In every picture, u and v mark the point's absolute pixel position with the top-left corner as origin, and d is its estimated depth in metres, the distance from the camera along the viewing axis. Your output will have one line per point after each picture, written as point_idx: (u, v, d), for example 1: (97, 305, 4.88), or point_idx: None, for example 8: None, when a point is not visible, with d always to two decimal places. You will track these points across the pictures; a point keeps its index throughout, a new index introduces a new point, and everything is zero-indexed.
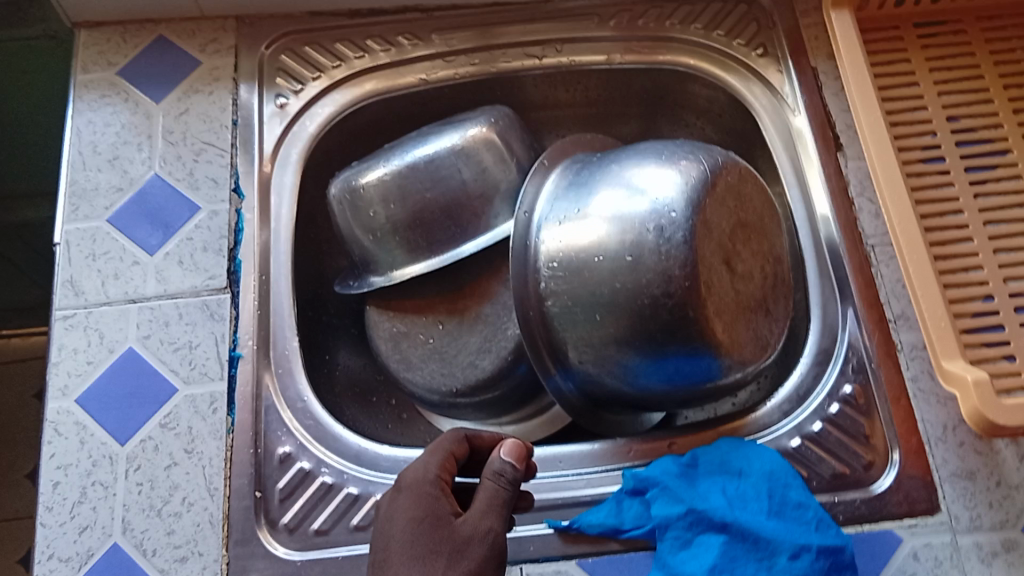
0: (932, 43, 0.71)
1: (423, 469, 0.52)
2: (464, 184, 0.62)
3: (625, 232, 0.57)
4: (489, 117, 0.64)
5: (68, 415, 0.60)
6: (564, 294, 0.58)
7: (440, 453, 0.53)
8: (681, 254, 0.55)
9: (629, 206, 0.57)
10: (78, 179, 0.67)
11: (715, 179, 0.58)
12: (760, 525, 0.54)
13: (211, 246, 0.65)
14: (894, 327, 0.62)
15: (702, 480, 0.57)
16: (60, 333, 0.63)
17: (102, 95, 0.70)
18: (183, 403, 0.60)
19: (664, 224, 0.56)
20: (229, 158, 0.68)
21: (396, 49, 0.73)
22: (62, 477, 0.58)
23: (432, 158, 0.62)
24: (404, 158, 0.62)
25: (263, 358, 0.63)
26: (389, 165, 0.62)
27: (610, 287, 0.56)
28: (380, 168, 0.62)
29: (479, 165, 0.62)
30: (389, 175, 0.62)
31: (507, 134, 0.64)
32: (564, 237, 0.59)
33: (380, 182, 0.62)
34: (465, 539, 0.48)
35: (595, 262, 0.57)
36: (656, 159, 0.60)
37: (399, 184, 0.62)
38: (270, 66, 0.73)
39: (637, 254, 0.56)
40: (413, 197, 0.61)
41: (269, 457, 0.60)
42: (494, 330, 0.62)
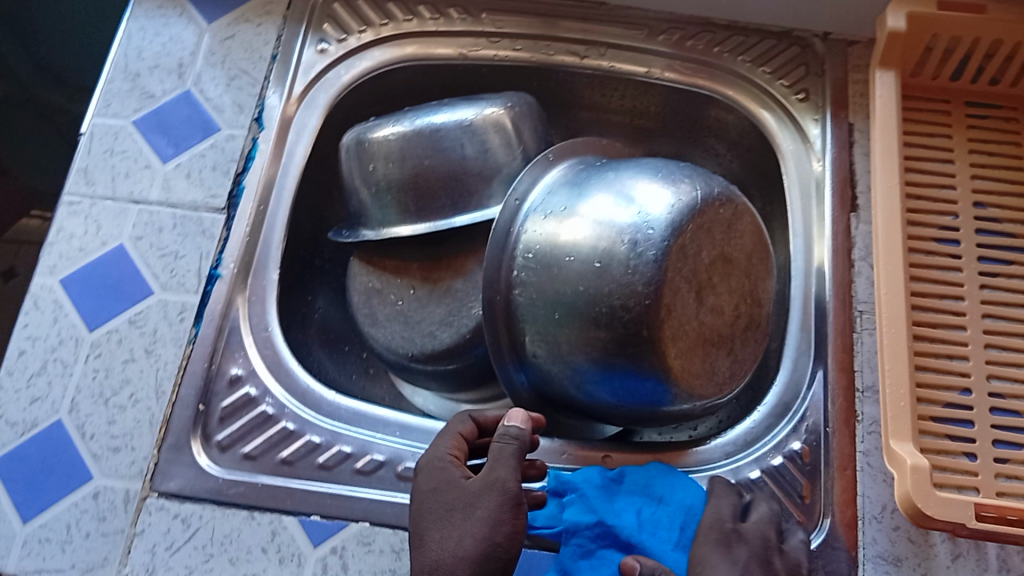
0: (979, 125, 0.69)
1: (434, 450, 0.55)
2: (464, 159, 0.63)
3: (601, 238, 0.57)
4: (508, 101, 0.65)
5: (49, 292, 0.63)
6: (532, 286, 0.58)
7: (449, 434, 0.57)
8: (648, 272, 0.54)
9: (612, 214, 0.57)
10: (117, 78, 0.71)
11: (706, 208, 0.58)
12: (663, 555, 0.54)
13: (219, 167, 0.68)
14: (859, 397, 0.61)
15: (620, 496, 0.57)
16: (63, 216, 0.66)
17: (161, 7, 0.74)
18: (155, 306, 0.63)
19: (639, 239, 0.55)
20: (260, 89, 0.71)
21: (445, 20, 0.74)
22: (28, 347, 0.61)
23: (440, 128, 0.63)
24: (415, 122, 0.63)
25: (240, 282, 0.65)
26: (400, 126, 0.64)
27: (573, 288, 0.56)
28: (391, 127, 0.64)
29: (484, 144, 0.63)
30: (396, 135, 0.63)
31: (520, 122, 0.65)
32: (545, 231, 0.59)
33: (387, 140, 0.63)
34: (476, 495, 0.52)
35: (565, 260, 0.57)
36: (654, 175, 0.60)
37: (403, 146, 0.63)
38: (322, 11, 0.75)
39: (604, 262, 0.56)
40: (413, 160, 0.62)
41: (220, 376, 0.62)
42: (459, 305, 0.63)
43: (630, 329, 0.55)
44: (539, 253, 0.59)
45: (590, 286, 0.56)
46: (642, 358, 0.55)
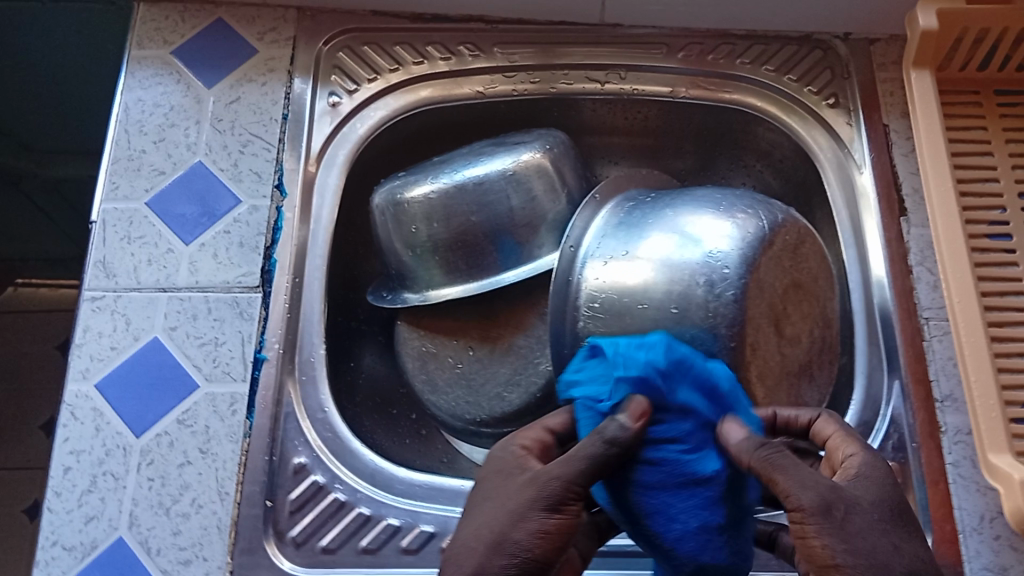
0: (1011, 113, 0.69)
1: (512, 439, 0.49)
2: (511, 211, 0.60)
3: (673, 282, 0.54)
4: (545, 144, 0.63)
5: (86, 399, 0.59)
6: (602, 336, 0.55)
7: (534, 428, 0.50)
8: (730, 313, 0.53)
9: (677, 253, 0.55)
10: (121, 157, 0.67)
11: (773, 238, 0.56)
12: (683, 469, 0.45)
13: (247, 242, 0.64)
14: (940, 408, 0.60)
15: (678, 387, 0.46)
16: (87, 315, 0.62)
17: (155, 74, 0.70)
18: (202, 401, 0.59)
19: (715, 279, 0.53)
20: (276, 153, 0.67)
21: (457, 59, 0.71)
22: (74, 463, 0.58)
23: (482, 180, 0.60)
24: (454, 178, 0.61)
25: (287, 363, 0.62)
26: (437, 182, 0.61)
27: (649, 337, 0.54)
28: (426, 185, 0.61)
29: (529, 193, 0.61)
30: (436, 193, 0.60)
31: (560, 162, 0.63)
32: (608, 277, 0.57)
33: (426, 199, 0.60)
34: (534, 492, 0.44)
35: (637, 308, 0.55)
36: (710, 207, 0.58)
37: (445, 203, 0.60)
38: (327, 62, 0.71)
39: (682, 309, 0.53)
40: (459, 218, 0.60)
41: (284, 466, 0.58)
42: (526, 363, 0.60)
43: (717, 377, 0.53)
44: (606, 301, 0.56)
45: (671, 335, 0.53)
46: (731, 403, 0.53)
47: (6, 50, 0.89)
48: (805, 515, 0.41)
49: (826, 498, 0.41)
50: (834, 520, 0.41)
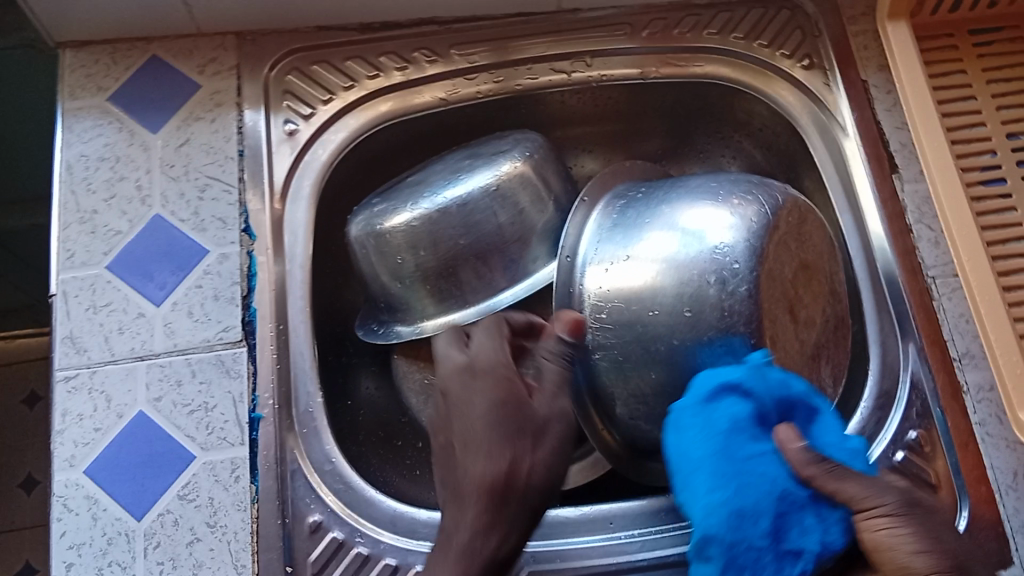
0: (986, 54, 0.67)
1: (495, 352, 0.50)
2: (499, 229, 0.60)
3: (681, 283, 0.52)
4: (523, 151, 0.63)
5: (76, 488, 0.56)
6: (615, 348, 0.54)
7: (497, 334, 0.52)
8: (745, 309, 0.51)
9: (673, 250, 0.53)
10: (72, 221, 0.62)
11: (777, 222, 0.53)
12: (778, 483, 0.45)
13: (222, 294, 0.60)
14: (959, 367, 0.59)
15: (821, 428, 0.48)
16: (63, 397, 0.58)
17: (95, 125, 0.65)
18: (202, 471, 0.56)
19: (730, 277, 0.51)
20: (237, 194, 0.63)
21: (413, 67, 0.67)
22: (76, 558, 0.54)
23: (465, 200, 0.60)
24: (435, 201, 0.60)
25: (285, 419, 0.58)
26: (416, 210, 0.60)
27: (666, 344, 0.52)
28: (407, 212, 0.60)
29: (516, 207, 0.61)
30: (417, 221, 0.60)
31: (542, 168, 0.63)
32: (612, 285, 0.55)
33: (409, 227, 0.60)
34: (546, 420, 0.48)
35: (649, 316, 0.53)
36: (705, 196, 0.55)
37: (430, 230, 0.59)
38: (277, 88, 0.67)
39: (699, 314, 0.51)
40: (446, 243, 0.60)
41: (299, 527, 0.56)
42: None
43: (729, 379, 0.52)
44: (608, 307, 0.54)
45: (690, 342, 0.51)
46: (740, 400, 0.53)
47: None
48: (889, 510, 0.42)
49: (908, 498, 0.43)
50: (918, 511, 0.42)
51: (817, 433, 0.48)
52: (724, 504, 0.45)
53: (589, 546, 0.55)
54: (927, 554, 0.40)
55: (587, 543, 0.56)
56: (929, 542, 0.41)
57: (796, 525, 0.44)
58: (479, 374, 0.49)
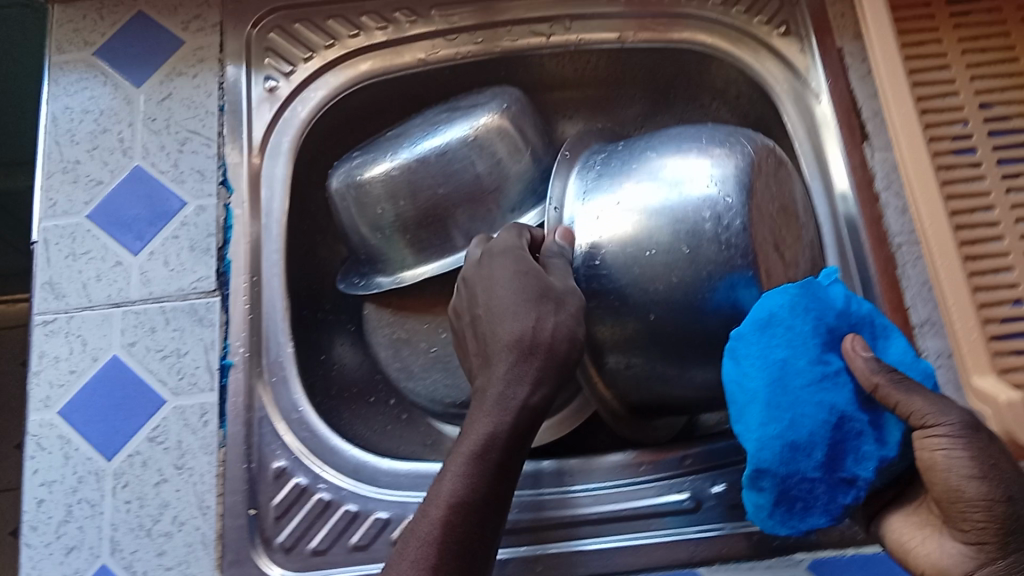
0: (965, 25, 0.67)
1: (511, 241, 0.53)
2: (478, 177, 0.61)
3: (678, 222, 0.52)
4: (501, 102, 0.63)
5: (51, 428, 0.57)
6: (613, 291, 0.54)
7: (513, 232, 0.55)
8: (741, 243, 0.51)
9: (660, 194, 0.54)
10: (55, 171, 0.64)
11: (757, 161, 0.54)
12: (847, 408, 0.46)
13: (198, 245, 0.61)
14: (919, 334, 0.59)
15: (889, 346, 0.49)
16: (41, 340, 0.59)
17: (80, 78, 0.66)
18: (172, 416, 0.57)
19: (722, 213, 0.52)
20: (216, 148, 0.64)
21: (393, 27, 0.68)
22: (47, 494, 0.56)
23: (443, 150, 0.61)
24: (413, 150, 0.61)
25: (255, 366, 0.60)
26: (395, 159, 0.61)
27: (665, 283, 0.52)
28: (385, 163, 0.61)
29: (494, 157, 0.61)
30: (396, 170, 0.61)
31: (520, 121, 0.63)
32: (606, 230, 0.55)
33: (386, 177, 0.61)
34: (562, 289, 0.50)
35: (646, 255, 0.53)
36: (689, 141, 0.56)
37: (408, 180, 0.60)
38: (259, 45, 0.68)
39: (698, 248, 0.52)
40: (425, 192, 0.60)
41: (263, 472, 0.57)
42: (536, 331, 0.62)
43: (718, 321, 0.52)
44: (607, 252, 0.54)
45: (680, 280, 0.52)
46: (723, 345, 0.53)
47: None
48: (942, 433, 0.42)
49: (975, 420, 0.42)
50: (981, 436, 0.42)
51: (884, 349, 0.49)
52: (791, 426, 0.46)
53: (544, 497, 0.57)
54: (982, 480, 0.41)
55: (542, 495, 0.57)
56: (986, 468, 0.41)
57: (852, 452, 0.46)
58: (498, 256, 0.52)
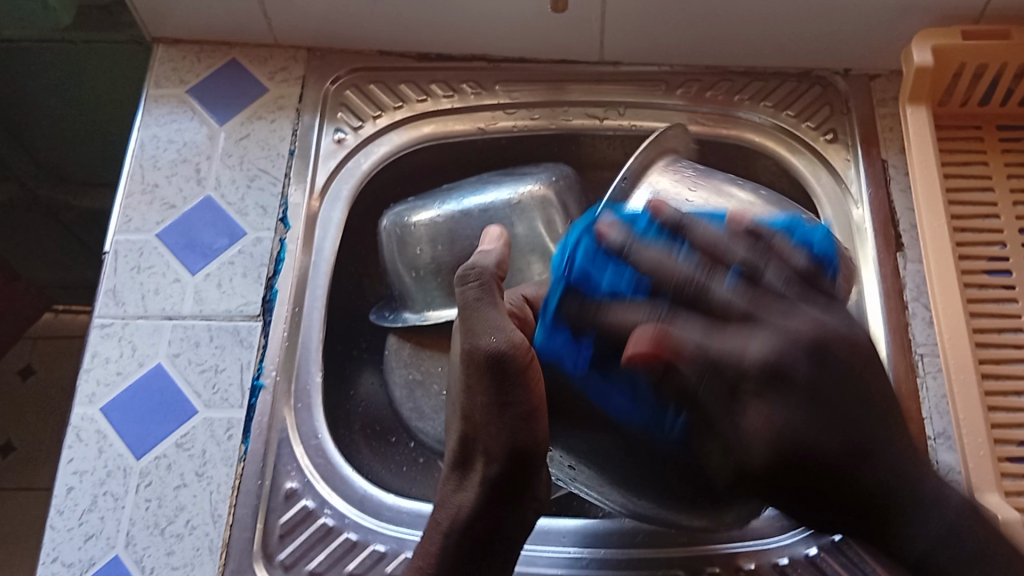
0: (1014, 148, 0.69)
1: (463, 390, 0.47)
2: (514, 236, 0.65)
3: None
4: (551, 175, 0.67)
5: (90, 422, 0.61)
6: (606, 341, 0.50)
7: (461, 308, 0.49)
8: None
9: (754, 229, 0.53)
10: (135, 191, 0.70)
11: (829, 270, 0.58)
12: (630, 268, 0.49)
13: (250, 272, 0.66)
14: (932, 445, 0.59)
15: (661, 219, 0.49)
16: (96, 340, 0.64)
17: (170, 111, 0.73)
18: (200, 426, 0.61)
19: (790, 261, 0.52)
20: (281, 187, 0.70)
21: (459, 96, 0.74)
22: (76, 483, 0.59)
23: (487, 208, 0.65)
24: (459, 204, 0.66)
25: (283, 390, 0.63)
26: (443, 208, 0.66)
27: None
28: (434, 210, 0.66)
29: (532, 222, 0.65)
30: (442, 218, 0.66)
31: (565, 194, 0.67)
32: None
33: (431, 223, 0.66)
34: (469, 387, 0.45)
35: None
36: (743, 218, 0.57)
37: (450, 228, 0.65)
38: (334, 100, 0.74)
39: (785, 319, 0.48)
40: (463, 242, 0.65)
41: (275, 491, 0.60)
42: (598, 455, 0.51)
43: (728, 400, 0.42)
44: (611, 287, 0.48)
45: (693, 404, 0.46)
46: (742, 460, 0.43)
47: (22, 95, 0.92)
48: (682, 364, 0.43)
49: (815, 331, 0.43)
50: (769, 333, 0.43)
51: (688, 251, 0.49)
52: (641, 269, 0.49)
53: (537, 554, 0.58)
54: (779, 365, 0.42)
55: (536, 553, 0.58)
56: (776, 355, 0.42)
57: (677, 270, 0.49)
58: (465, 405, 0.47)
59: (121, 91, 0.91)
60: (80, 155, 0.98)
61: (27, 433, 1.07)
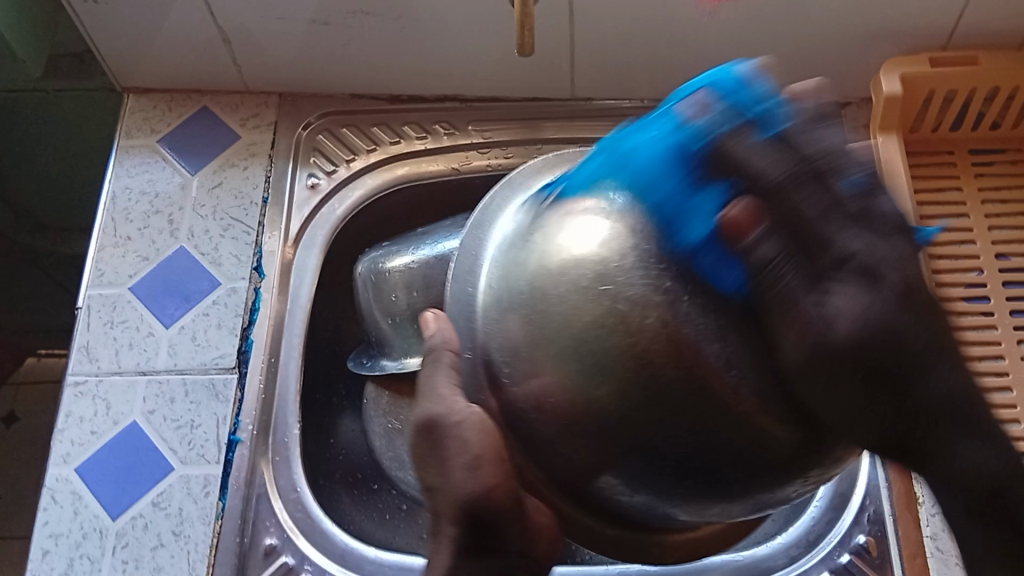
0: (987, 171, 0.69)
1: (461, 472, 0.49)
2: None
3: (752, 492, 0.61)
4: None
5: (65, 483, 0.60)
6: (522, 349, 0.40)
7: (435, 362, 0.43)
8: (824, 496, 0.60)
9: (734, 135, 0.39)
10: (107, 244, 0.69)
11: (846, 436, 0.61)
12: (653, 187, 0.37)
13: (225, 324, 0.66)
14: (917, 480, 0.59)
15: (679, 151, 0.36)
16: (69, 399, 0.63)
17: (142, 162, 0.72)
18: (177, 483, 0.60)
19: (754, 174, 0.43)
20: (255, 236, 0.69)
21: (432, 137, 0.74)
22: (52, 546, 0.58)
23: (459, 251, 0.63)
24: (432, 248, 0.65)
25: (261, 444, 0.63)
26: (416, 254, 0.66)
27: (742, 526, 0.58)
28: (408, 256, 0.66)
29: None
30: (415, 263, 0.65)
31: None
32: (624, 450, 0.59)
33: (406, 269, 0.65)
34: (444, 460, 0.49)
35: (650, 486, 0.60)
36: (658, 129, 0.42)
37: (424, 273, 0.64)
38: (307, 145, 0.74)
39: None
40: (437, 286, 0.63)
41: (254, 548, 0.59)
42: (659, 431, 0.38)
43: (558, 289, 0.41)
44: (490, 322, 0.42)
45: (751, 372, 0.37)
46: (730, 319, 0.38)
47: None
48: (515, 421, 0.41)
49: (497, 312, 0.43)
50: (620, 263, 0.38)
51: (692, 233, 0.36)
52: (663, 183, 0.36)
53: None
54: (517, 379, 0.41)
55: None
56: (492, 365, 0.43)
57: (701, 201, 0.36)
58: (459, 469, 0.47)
59: (97, 136, 0.90)
60: (56, 202, 0.97)
61: (7, 481, 1.05)
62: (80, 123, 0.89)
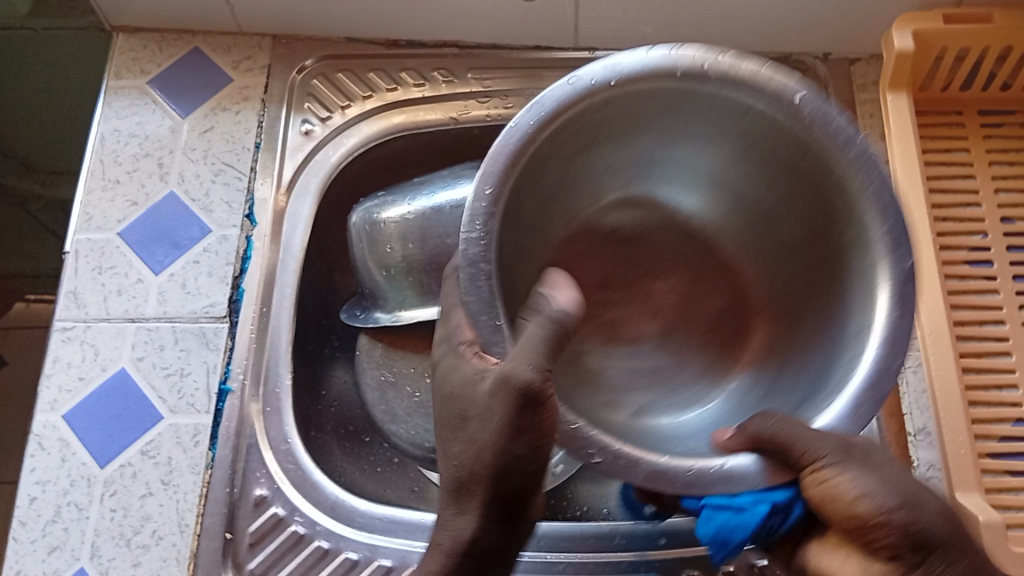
0: (997, 132, 0.67)
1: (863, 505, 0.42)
2: None
3: None
4: None
5: (53, 430, 0.59)
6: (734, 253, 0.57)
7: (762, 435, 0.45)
8: None
9: (624, 55, 0.48)
10: (95, 187, 0.67)
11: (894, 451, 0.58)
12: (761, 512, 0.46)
13: (215, 272, 0.64)
14: (912, 442, 0.58)
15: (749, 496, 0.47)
16: (57, 345, 0.62)
17: (132, 103, 0.70)
18: (166, 432, 0.59)
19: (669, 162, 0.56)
20: (247, 182, 0.68)
21: (430, 85, 0.72)
22: (40, 493, 0.57)
23: (458, 205, 0.63)
24: (429, 200, 0.64)
25: (252, 393, 0.62)
26: (414, 204, 0.64)
27: None
28: (404, 206, 0.64)
29: None
30: (413, 214, 0.64)
31: None
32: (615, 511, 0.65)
33: (403, 221, 0.64)
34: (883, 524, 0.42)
35: None
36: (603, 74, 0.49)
37: (420, 225, 0.63)
38: (301, 90, 0.72)
39: (522, 119, 0.47)
40: (433, 241, 0.63)
41: (244, 499, 0.58)
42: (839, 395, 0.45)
43: (701, 125, 0.53)
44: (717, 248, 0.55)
45: (868, 398, 0.46)
46: (843, 203, 0.50)
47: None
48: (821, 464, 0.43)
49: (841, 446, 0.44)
50: (854, 456, 0.43)
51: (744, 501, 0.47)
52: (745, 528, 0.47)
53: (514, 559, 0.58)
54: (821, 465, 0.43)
55: None
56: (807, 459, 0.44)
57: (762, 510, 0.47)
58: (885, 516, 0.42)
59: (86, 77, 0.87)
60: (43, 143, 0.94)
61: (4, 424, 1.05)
62: (65, 64, 0.86)
